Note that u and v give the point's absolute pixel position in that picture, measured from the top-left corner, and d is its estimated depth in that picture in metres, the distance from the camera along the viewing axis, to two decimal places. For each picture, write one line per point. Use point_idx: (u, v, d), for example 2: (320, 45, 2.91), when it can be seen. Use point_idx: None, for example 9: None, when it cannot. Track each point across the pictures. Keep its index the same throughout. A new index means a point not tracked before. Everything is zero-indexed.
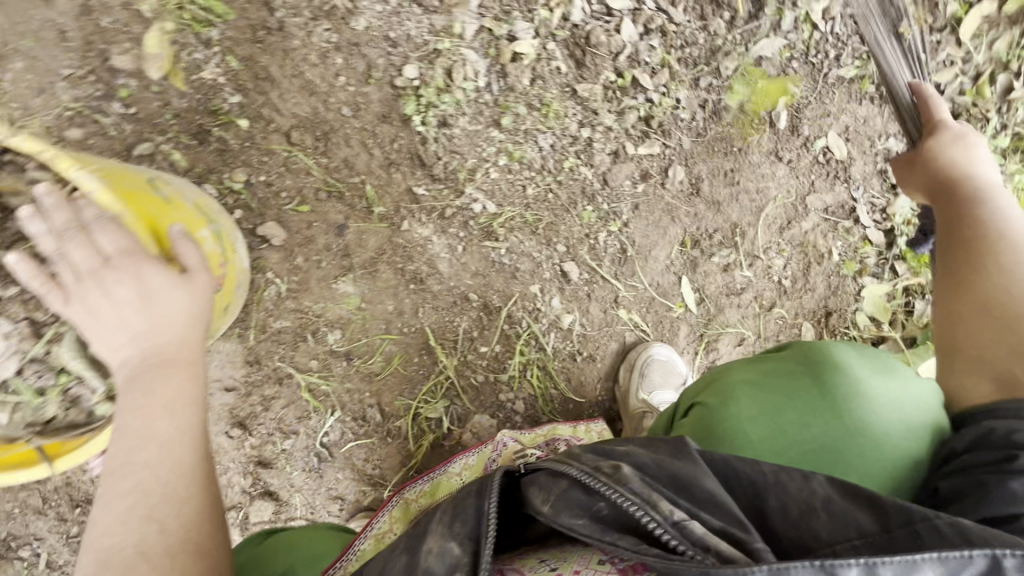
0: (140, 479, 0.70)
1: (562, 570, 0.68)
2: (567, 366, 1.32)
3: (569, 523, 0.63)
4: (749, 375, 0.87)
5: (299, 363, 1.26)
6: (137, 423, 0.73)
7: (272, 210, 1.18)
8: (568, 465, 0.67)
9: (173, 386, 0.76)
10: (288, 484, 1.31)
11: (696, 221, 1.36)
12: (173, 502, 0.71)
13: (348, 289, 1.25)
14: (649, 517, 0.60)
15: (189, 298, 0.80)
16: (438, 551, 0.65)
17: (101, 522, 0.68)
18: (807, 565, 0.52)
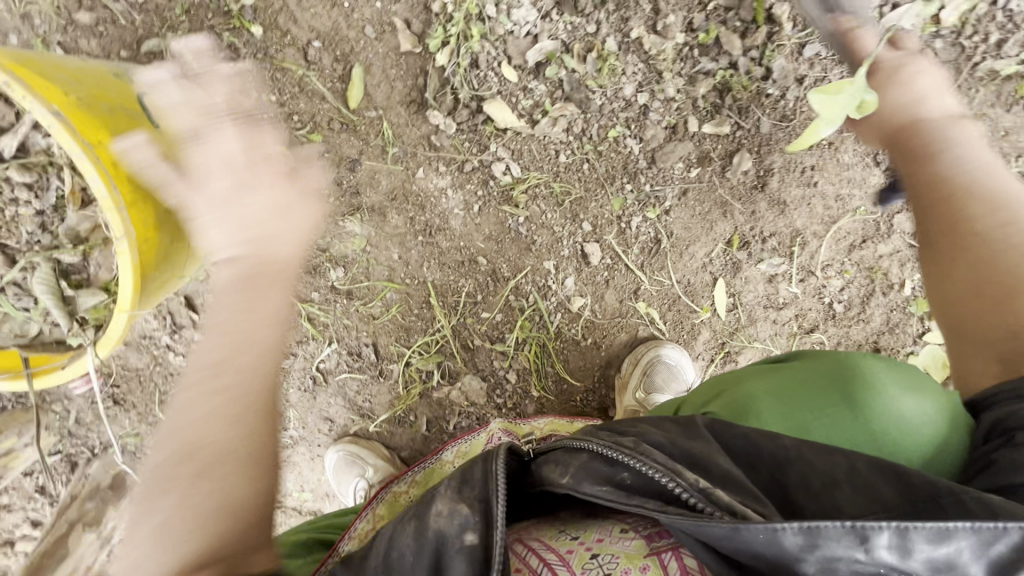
0: (230, 381, 0.69)
1: (584, 539, 0.62)
2: (568, 348, 1.26)
3: (592, 490, 0.61)
4: (766, 381, 0.78)
5: (301, 292, 1.25)
6: (211, 339, 0.72)
7: (283, 132, 1.12)
8: (583, 440, 0.67)
9: (265, 309, 0.75)
10: (284, 398, 1.36)
11: (753, 220, 1.17)
12: (258, 412, 0.70)
13: (355, 229, 1.19)
14: (676, 483, 0.58)
15: (296, 222, 0.78)
16: (449, 509, 0.59)
17: (192, 414, 0.67)
18: (835, 525, 0.51)
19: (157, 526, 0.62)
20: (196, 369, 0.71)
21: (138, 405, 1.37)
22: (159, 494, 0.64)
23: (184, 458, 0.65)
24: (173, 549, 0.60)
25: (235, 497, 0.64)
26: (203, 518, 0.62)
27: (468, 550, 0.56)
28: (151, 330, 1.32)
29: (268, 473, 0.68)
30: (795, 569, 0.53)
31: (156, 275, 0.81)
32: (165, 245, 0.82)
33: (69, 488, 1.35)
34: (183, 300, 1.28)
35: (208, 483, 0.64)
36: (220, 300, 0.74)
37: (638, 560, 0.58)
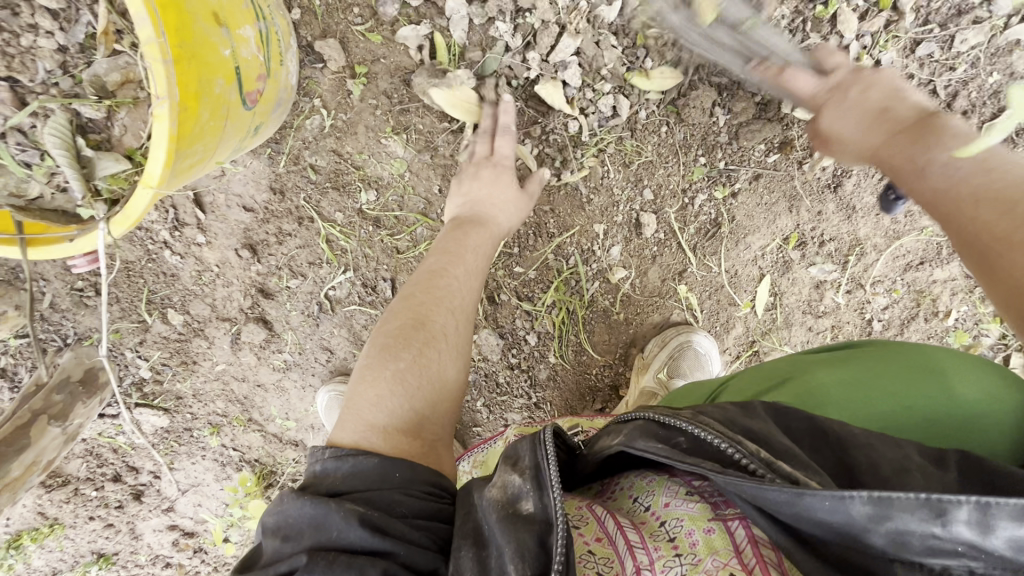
0: (452, 285, 0.82)
1: (652, 506, 0.58)
2: (597, 319, 1.20)
3: (644, 447, 0.57)
4: (836, 377, 0.73)
5: (324, 210, 1.15)
6: (442, 258, 0.87)
7: (337, 24, 0.99)
8: (638, 410, 0.64)
9: (486, 244, 0.93)
10: (285, 319, 1.27)
11: (816, 220, 1.11)
12: (456, 312, 0.80)
13: (397, 150, 1.08)
14: (735, 449, 0.54)
15: (504, 192, 0.99)
16: (502, 482, 0.57)
17: (434, 320, 0.76)
18: (909, 496, 0.45)
19: (364, 396, 0.66)
20: (426, 274, 0.84)
21: (122, 300, 1.26)
22: (381, 371, 0.68)
23: (402, 343, 0.71)
24: (385, 413, 0.65)
25: (447, 373, 0.72)
26: (417, 397, 0.68)
27: (529, 518, 0.52)
28: (149, 221, 1.19)
29: (464, 358, 0.77)
30: (863, 542, 0.48)
31: (190, 150, 0.68)
32: (203, 121, 0.69)
33: (35, 375, 1.24)
34: (190, 195, 1.16)
35: (431, 359, 0.71)
36: (452, 241, 0.91)
37: (701, 522, 0.54)
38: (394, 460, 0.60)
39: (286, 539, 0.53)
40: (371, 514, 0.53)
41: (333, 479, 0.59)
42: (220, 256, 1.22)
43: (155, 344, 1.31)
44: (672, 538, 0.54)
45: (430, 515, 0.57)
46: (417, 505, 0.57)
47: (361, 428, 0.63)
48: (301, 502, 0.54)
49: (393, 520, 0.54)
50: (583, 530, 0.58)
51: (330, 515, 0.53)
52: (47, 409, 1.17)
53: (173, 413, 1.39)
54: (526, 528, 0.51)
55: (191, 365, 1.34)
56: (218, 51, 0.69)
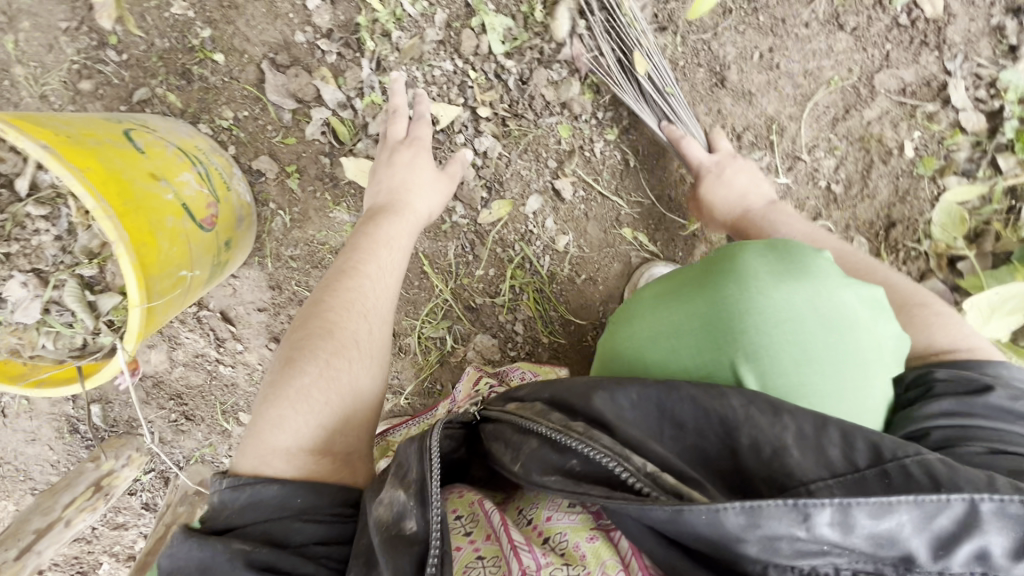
0: (363, 286, 0.91)
1: (535, 521, 0.63)
2: (566, 289, 1.27)
3: (539, 482, 0.60)
4: (653, 293, 0.77)
5: (314, 287, 1.37)
6: (354, 257, 0.95)
7: (262, 142, 1.23)
8: (537, 419, 0.64)
9: (404, 236, 1.01)
10: None
11: (721, 119, 1.14)
12: (368, 314, 0.89)
13: (345, 216, 1.28)
14: (622, 467, 0.56)
15: (422, 177, 1.06)
16: (386, 500, 0.64)
17: (346, 330, 0.86)
18: (776, 503, 0.50)
19: (274, 413, 0.77)
20: (342, 278, 0.91)
21: (206, 417, 1.55)
22: (287, 390, 0.79)
23: (310, 357, 0.81)
24: (288, 434, 0.76)
25: (356, 383, 0.83)
26: (323, 414, 0.79)
27: (410, 537, 0.60)
28: (201, 347, 1.48)
29: (376, 359, 0.87)
30: (738, 553, 0.51)
31: (162, 274, 0.92)
32: (165, 250, 0.92)
33: (166, 498, 1.55)
34: (220, 316, 1.44)
35: (338, 370, 0.81)
36: (366, 234, 0.98)
37: (584, 532, 0.59)
38: (292, 490, 0.71)
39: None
40: (258, 554, 0.65)
41: (231, 512, 0.71)
42: (259, 355, 1.47)
43: (240, 445, 1.58)
44: (562, 552, 0.57)
45: (331, 536, 0.69)
46: (311, 529, 0.69)
47: (266, 453, 0.74)
48: (191, 549, 0.65)
49: (283, 556, 0.65)
50: (474, 535, 0.62)
51: (217, 558, 0.64)
52: (176, 520, 1.44)
53: None
54: (406, 551, 0.59)
55: None
56: (161, 198, 0.94)
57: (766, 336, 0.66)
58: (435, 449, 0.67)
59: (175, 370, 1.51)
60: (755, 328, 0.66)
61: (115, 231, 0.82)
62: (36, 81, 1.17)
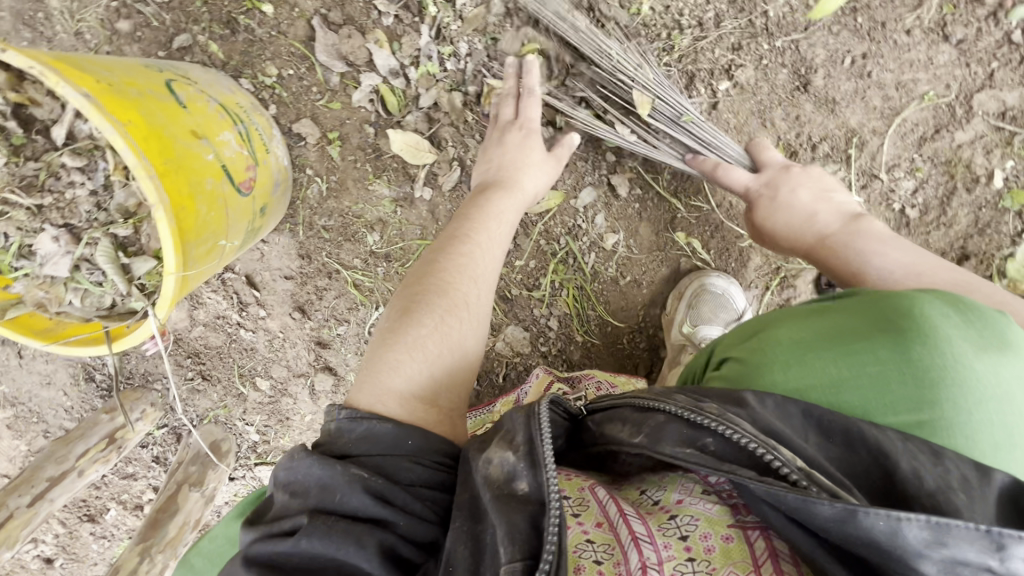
0: (473, 251, 0.91)
1: (664, 502, 0.65)
2: (608, 289, 1.22)
3: (673, 452, 0.64)
4: (805, 333, 0.75)
5: (345, 260, 1.32)
6: (461, 224, 0.95)
7: (305, 104, 1.16)
8: (665, 402, 0.70)
9: (510, 210, 0.98)
10: (345, 362, 1.45)
11: (798, 125, 1.06)
12: (477, 280, 0.89)
13: (385, 190, 1.22)
14: (773, 455, 0.60)
15: (530, 157, 1.02)
16: (495, 459, 0.67)
17: (457, 289, 0.86)
18: (966, 526, 0.52)
19: (388, 357, 0.80)
20: (455, 244, 0.91)
21: (222, 379, 1.53)
22: (405, 337, 0.81)
23: (424, 311, 0.83)
24: (403, 380, 0.78)
25: (462, 342, 0.84)
26: (435, 364, 0.81)
27: (523, 497, 0.63)
28: (223, 309, 1.44)
29: (479, 323, 0.88)
30: (909, 563, 0.54)
31: (199, 240, 0.87)
32: (203, 214, 0.87)
33: (177, 455, 1.54)
34: (245, 279, 1.40)
35: (450, 327, 0.83)
36: (465, 211, 0.97)
37: (720, 529, 0.61)
38: (406, 431, 0.73)
39: (294, 494, 0.66)
40: (375, 483, 0.66)
41: (347, 441, 0.73)
42: (281, 322, 1.44)
43: (255, 410, 1.56)
44: (685, 538, 0.59)
45: (433, 484, 0.71)
46: (421, 473, 0.71)
47: (381, 391, 0.76)
48: (314, 464, 0.67)
49: (396, 492, 0.67)
50: (582, 518, 0.65)
51: (336, 478, 0.66)
52: (186, 479, 1.45)
53: None
54: (520, 508, 0.61)
55: (286, 421, 1.56)
56: (202, 157, 0.88)
57: (937, 397, 0.66)
58: (546, 417, 0.70)
59: (195, 329, 1.48)
60: (949, 391, 0.66)
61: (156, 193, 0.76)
62: (72, 16, 1.10)
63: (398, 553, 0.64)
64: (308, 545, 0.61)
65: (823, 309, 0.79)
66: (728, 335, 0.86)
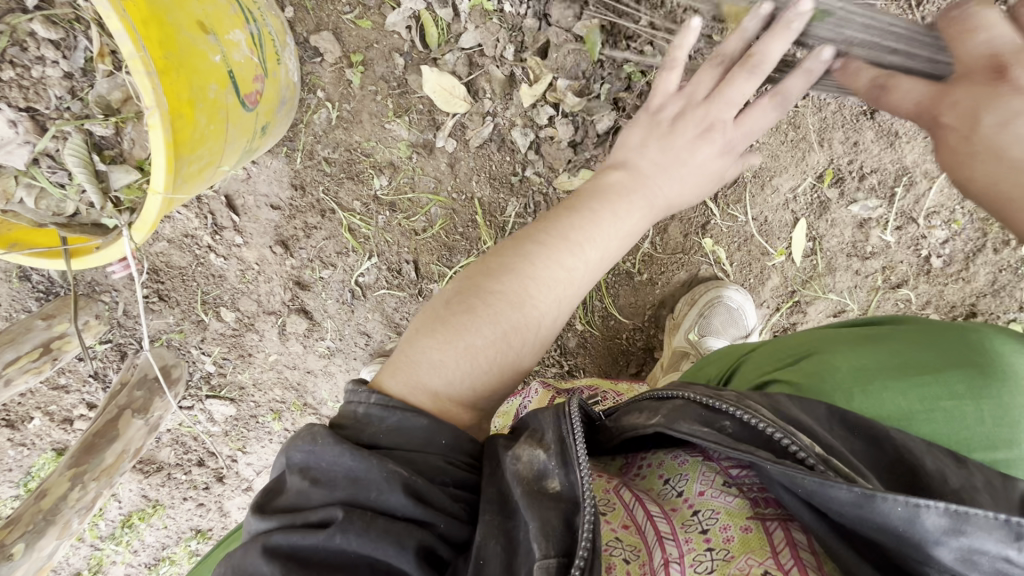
0: (580, 260, 0.71)
1: (686, 495, 0.63)
2: (620, 282, 1.17)
3: (688, 430, 0.60)
4: (865, 356, 0.73)
5: (343, 200, 1.19)
6: (560, 213, 0.74)
7: (329, 16, 1.04)
8: (679, 391, 0.67)
9: (606, 210, 0.73)
10: (323, 308, 1.35)
11: (852, 152, 1.03)
12: (561, 301, 0.71)
13: (402, 133, 1.10)
14: (791, 440, 0.56)
15: (676, 152, 0.75)
16: (526, 457, 0.65)
17: (535, 304, 0.69)
18: (987, 515, 0.49)
19: (430, 355, 0.68)
20: (554, 240, 0.72)
21: (181, 303, 1.38)
22: (457, 337, 0.68)
23: (480, 312, 0.68)
24: (443, 381, 0.67)
25: (519, 361, 0.71)
26: (480, 376, 0.69)
27: (556, 495, 0.61)
28: (192, 228, 1.29)
29: (544, 344, 0.73)
30: (927, 553, 0.51)
31: (193, 155, 0.73)
32: (202, 126, 0.73)
33: (119, 376, 1.40)
34: (223, 200, 1.25)
35: (510, 345, 0.69)
36: (570, 203, 0.75)
37: (739, 520, 0.59)
38: (441, 429, 0.65)
39: (314, 483, 0.61)
40: (414, 482, 0.60)
41: (377, 429, 0.65)
42: (258, 254, 1.30)
43: (214, 341, 1.43)
44: (705, 531, 0.58)
45: (465, 484, 0.65)
46: (458, 473, 0.65)
47: (415, 386, 0.67)
48: (344, 456, 0.61)
49: (433, 489, 0.61)
50: (610, 517, 0.63)
51: (371, 473, 0.60)
52: (130, 404, 1.30)
53: (238, 402, 1.52)
54: (554, 506, 0.60)
55: (248, 357, 1.45)
56: (207, 58, 0.72)
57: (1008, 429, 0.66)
58: (575, 414, 0.67)
59: (157, 244, 1.33)
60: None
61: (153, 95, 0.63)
62: None
63: (436, 554, 0.60)
64: (342, 542, 0.57)
65: (887, 335, 0.77)
66: (767, 349, 0.81)
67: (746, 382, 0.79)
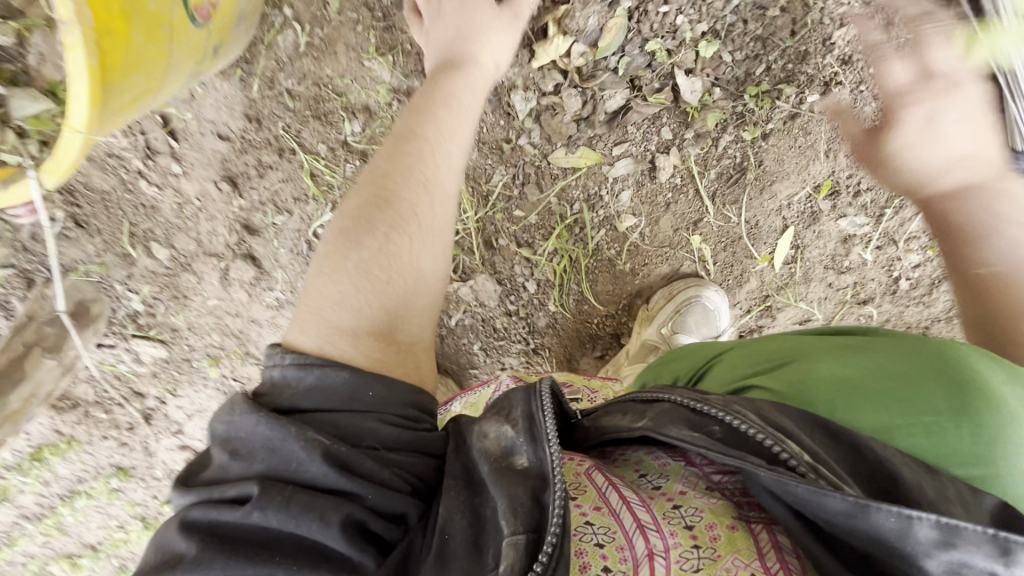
0: (421, 150, 0.75)
1: (667, 490, 0.60)
2: (601, 268, 1.12)
3: (676, 434, 0.57)
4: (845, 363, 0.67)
5: (307, 142, 1.04)
6: (410, 119, 0.77)
7: None
8: (668, 392, 0.64)
9: (465, 93, 0.80)
10: (273, 257, 1.22)
11: (856, 167, 0.99)
12: (422, 186, 0.73)
13: (383, 74, 0.96)
14: (783, 447, 0.54)
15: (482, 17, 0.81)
16: (494, 435, 0.62)
17: (406, 202, 0.71)
18: (977, 529, 0.48)
19: (329, 289, 0.67)
20: (391, 138, 0.76)
21: (103, 232, 1.19)
22: (344, 262, 0.68)
23: (366, 228, 0.69)
24: (352, 314, 0.66)
25: (419, 263, 0.71)
26: (385, 294, 0.68)
27: (522, 471, 0.58)
28: (120, 148, 1.11)
29: (438, 236, 0.73)
30: (914, 563, 0.50)
31: (125, 83, 0.58)
32: (138, 47, 0.58)
33: (25, 306, 1.22)
34: (160, 121, 1.07)
35: (399, 246, 0.69)
36: (412, 108, 0.79)
37: (724, 518, 0.57)
38: (365, 381, 0.61)
39: (234, 454, 0.56)
40: (336, 449, 0.56)
41: (296, 391, 0.61)
42: (199, 188, 1.14)
43: (143, 277, 1.27)
44: (690, 527, 0.56)
45: (405, 447, 0.61)
46: (390, 434, 0.60)
47: (324, 331, 0.64)
48: (260, 423, 0.56)
49: (360, 458, 0.57)
50: (581, 501, 0.59)
51: (290, 444, 0.55)
52: (39, 342, 1.15)
53: (169, 345, 1.39)
54: (520, 482, 0.57)
55: (183, 299, 1.31)
56: None
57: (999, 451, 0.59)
58: (547, 393, 0.63)
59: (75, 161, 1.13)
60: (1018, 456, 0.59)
61: (73, 9, 0.49)
62: None
63: (367, 528, 0.55)
64: (261, 518, 0.53)
65: (860, 341, 0.72)
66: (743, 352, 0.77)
67: (718, 383, 0.75)
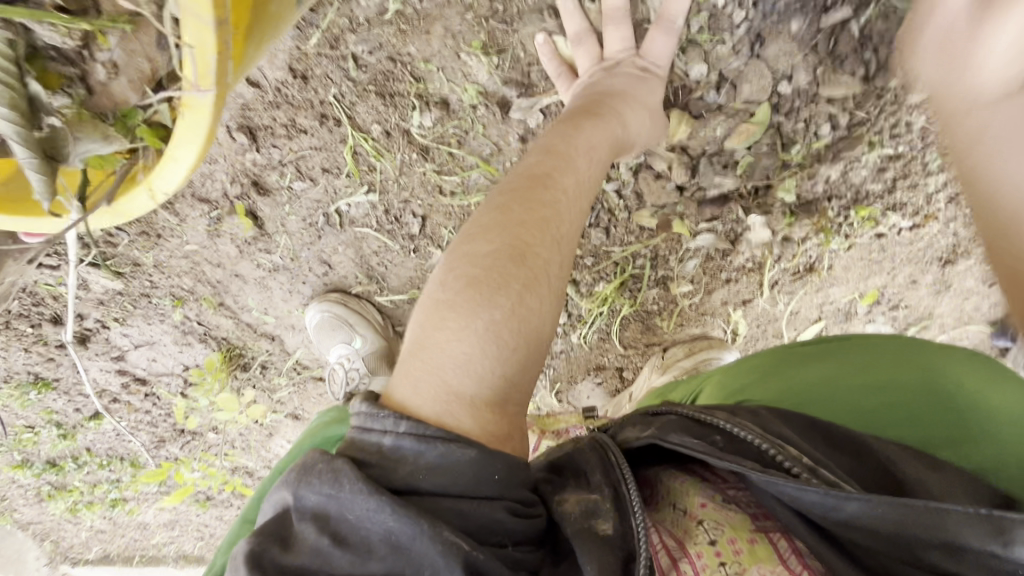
0: (557, 198, 0.62)
1: (690, 509, 0.53)
2: (639, 318, 1.07)
3: (678, 442, 0.53)
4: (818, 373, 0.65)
5: (359, 119, 0.91)
6: (545, 159, 0.65)
7: None
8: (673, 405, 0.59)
9: (605, 144, 0.71)
10: (279, 221, 1.04)
11: (905, 287, 1.00)
12: (557, 242, 0.60)
13: (478, 74, 0.87)
14: (782, 454, 0.50)
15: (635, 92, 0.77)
16: (575, 499, 0.53)
17: (541, 259, 0.58)
18: (959, 509, 0.41)
19: (447, 350, 0.53)
20: (522, 180, 0.63)
21: None
22: (466, 321, 0.54)
23: (498, 281, 0.54)
24: (475, 381, 0.53)
25: (545, 331, 0.57)
26: (509, 362, 0.54)
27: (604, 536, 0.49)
28: None
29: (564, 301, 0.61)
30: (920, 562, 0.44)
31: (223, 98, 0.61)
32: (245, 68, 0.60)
33: None
34: None
35: (531, 309, 0.55)
36: (546, 151, 0.67)
37: (743, 531, 0.49)
38: (492, 459, 0.49)
39: (343, 542, 0.45)
40: (473, 555, 0.45)
41: (416, 468, 0.48)
42: None
43: None
44: (712, 541, 0.49)
45: (525, 541, 0.50)
46: (518, 528, 0.49)
47: (441, 398, 0.51)
48: (381, 511, 0.45)
49: (489, 561, 0.46)
50: None
51: (420, 543, 0.44)
52: None
53: (129, 278, 1.13)
54: (605, 545, 0.48)
55: (153, 236, 1.08)
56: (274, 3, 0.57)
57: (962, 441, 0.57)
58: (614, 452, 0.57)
59: None
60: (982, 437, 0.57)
61: (215, 72, 0.51)
62: None
63: None
64: None
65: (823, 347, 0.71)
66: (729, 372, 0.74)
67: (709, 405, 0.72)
